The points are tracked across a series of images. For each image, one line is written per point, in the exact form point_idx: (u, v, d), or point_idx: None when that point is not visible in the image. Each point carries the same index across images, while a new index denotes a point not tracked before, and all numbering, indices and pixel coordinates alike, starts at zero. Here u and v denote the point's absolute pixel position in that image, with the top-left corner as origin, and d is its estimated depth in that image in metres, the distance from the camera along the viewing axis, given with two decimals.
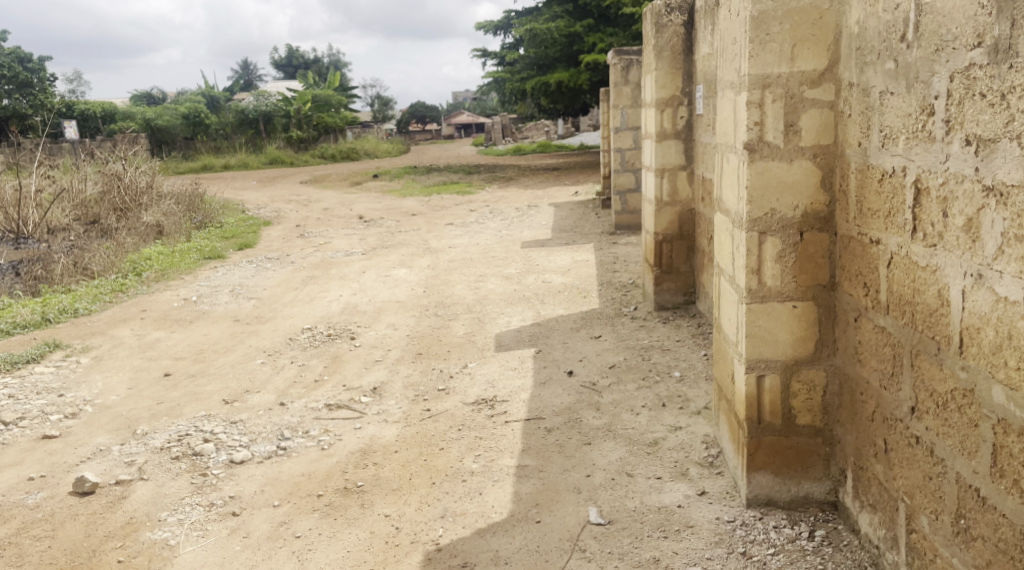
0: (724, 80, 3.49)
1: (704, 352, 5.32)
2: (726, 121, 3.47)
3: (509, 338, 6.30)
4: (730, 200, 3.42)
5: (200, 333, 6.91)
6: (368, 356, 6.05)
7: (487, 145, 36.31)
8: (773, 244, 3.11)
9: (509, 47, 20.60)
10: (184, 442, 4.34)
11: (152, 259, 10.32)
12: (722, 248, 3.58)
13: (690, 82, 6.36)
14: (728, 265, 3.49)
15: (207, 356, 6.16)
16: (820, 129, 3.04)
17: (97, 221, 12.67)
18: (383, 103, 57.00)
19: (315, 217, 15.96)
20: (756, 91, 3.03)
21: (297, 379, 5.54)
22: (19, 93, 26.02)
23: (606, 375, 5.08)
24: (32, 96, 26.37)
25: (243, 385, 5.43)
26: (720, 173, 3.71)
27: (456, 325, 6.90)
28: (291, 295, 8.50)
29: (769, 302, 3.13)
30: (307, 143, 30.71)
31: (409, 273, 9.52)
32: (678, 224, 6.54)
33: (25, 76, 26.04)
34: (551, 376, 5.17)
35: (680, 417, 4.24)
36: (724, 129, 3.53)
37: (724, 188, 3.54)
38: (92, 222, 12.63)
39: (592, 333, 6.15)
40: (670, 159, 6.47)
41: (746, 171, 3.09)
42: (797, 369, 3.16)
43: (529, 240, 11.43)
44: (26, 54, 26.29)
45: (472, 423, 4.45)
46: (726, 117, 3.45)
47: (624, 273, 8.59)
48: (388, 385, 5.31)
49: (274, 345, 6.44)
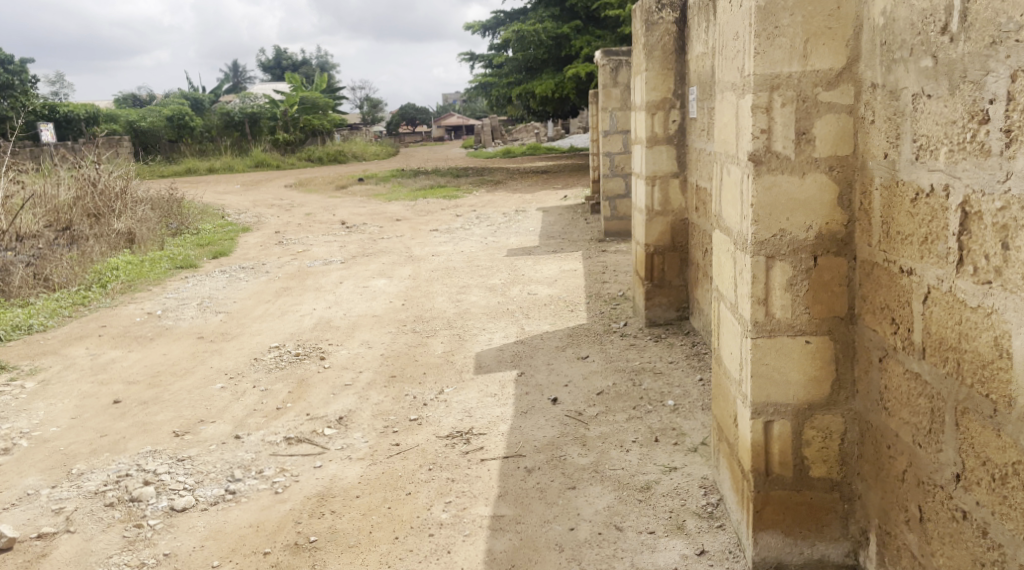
0: (723, 82, 3.07)
1: (699, 377, 4.89)
2: (726, 128, 3.04)
3: (490, 359, 5.86)
4: (731, 218, 2.99)
5: (159, 353, 6.46)
6: (337, 379, 5.61)
7: (477, 148, 35.90)
8: (782, 270, 2.68)
9: (497, 49, 20.20)
10: (121, 486, 3.91)
11: (119, 269, 9.86)
12: (722, 272, 3.15)
13: (682, 84, 5.94)
14: (728, 291, 3.06)
15: (163, 380, 5.72)
16: (837, 138, 2.61)
17: (70, 227, 11.64)
18: (371, 105, 56.65)
19: (296, 222, 15.51)
20: (763, 94, 2.60)
21: (257, 407, 5.10)
22: None
23: (593, 403, 4.63)
24: (11, 97, 26.07)
25: (197, 414, 4.99)
26: (718, 186, 3.28)
27: (434, 343, 6.46)
28: (262, 308, 8.05)
29: (778, 337, 2.71)
30: (292, 146, 30.23)
31: (389, 283, 9.09)
32: (670, 235, 6.12)
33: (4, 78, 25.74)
34: (534, 404, 4.73)
35: (675, 456, 3.81)
36: (724, 137, 3.11)
37: (724, 204, 3.11)
38: (64, 228, 11.55)
39: (579, 353, 5.71)
40: (662, 165, 6.05)
41: (751, 186, 2.66)
42: (810, 414, 2.74)
43: (515, 247, 11.00)
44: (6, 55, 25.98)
45: (444, 461, 4.01)
46: (726, 123, 3.03)
47: (613, 284, 8.18)
48: (356, 413, 4.87)
49: (236, 367, 5.99)
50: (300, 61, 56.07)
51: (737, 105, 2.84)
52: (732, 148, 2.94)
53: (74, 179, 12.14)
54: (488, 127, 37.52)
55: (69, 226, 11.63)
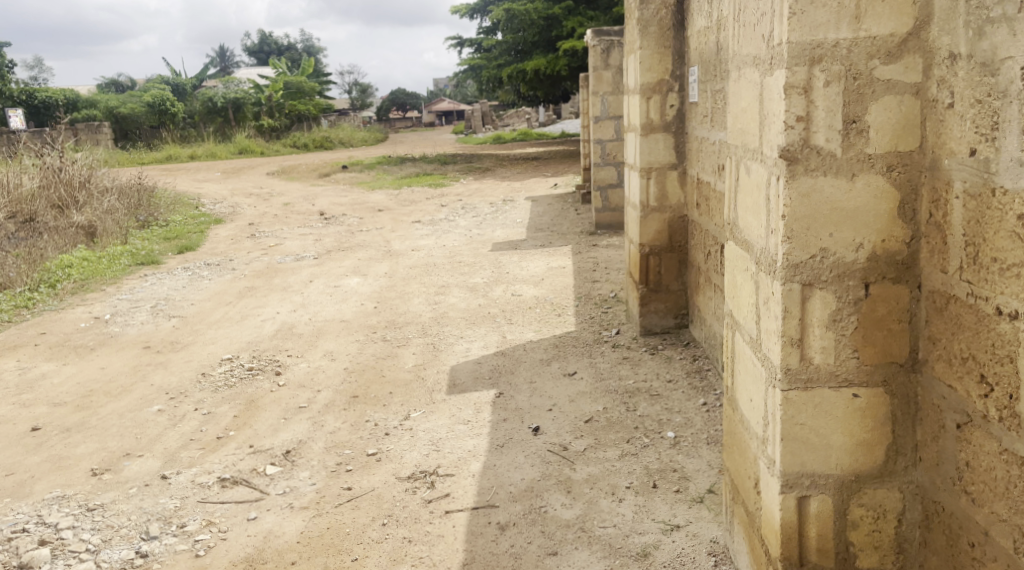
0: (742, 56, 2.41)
1: (702, 400, 4.25)
2: (746, 114, 2.38)
3: (464, 375, 5.20)
4: (752, 230, 2.34)
5: (97, 367, 5.82)
6: (290, 400, 4.95)
7: (467, 134, 35.14)
8: (822, 302, 2.03)
9: (487, 31, 19.46)
10: (10, 547, 3.28)
11: (73, 267, 9.24)
12: (740, 298, 2.49)
13: (681, 63, 5.25)
14: (749, 322, 2.39)
15: (93, 403, 5.08)
16: (898, 128, 1.95)
17: (35, 219, 11.06)
18: (362, 90, 55.79)
19: (273, 213, 14.87)
20: (800, 69, 1.93)
21: (193, 436, 4.46)
22: None
23: (581, 435, 3.98)
24: None
25: (124, 447, 4.35)
26: (734, 187, 2.61)
27: (405, 354, 5.81)
28: (220, 312, 7.39)
29: (818, 389, 2.06)
30: (278, 132, 29.43)
31: (363, 282, 8.43)
32: (669, 234, 5.48)
33: None
34: (512, 436, 4.06)
35: (677, 510, 3.19)
36: (743, 128, 2.45)
37: (743, 212, 2.45)
38: (27, 220, 11.02)
39: (565, 370, 5.04)
40: (658, 156, 5.38)
41: (783, 192, 1.99)
42: (859, 489, 2.10)
43: (501, 240, 10.34)
44: None
45: (402, 513, 3.37)
46: (746, 109, 2.37)
47: (605, 283, 7.53)
48: (306, 445, 4.21)
49: (179, 385, 5.34)
50: (288, 45, 55.15)
51: (761, 84, 2.19)
52: (755, 141, 2.28)
53: (39, 168, 11.56)
54: (479, 113, 36.74)
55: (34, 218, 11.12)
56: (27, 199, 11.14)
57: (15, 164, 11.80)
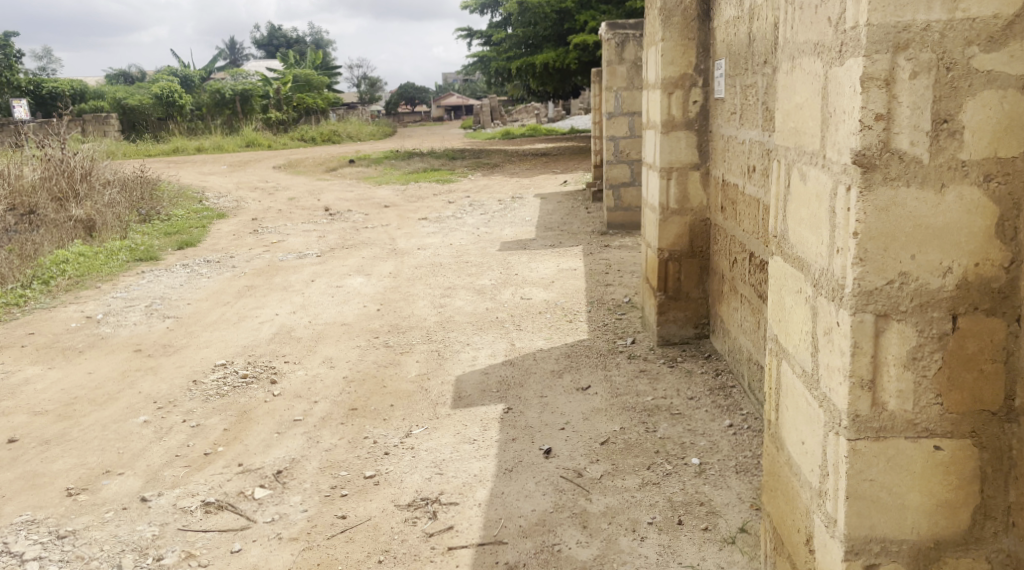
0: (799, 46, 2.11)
1: (728, 421, 3.92)
2: (802, 113, 2.11)
3: (470, 387, 4.86)
4: (809, 247, 2.06)
5: (83, 372, 5.52)
6: (285, 412, 4.63)
7: (476, 128, 34.74)
8: (900, 337, 1.87)
9: (497, 25, 19.12)
10: None
11: (68, 263, 8.95)
12: (788, 323, 2.20)
13: (706, 57, 4.90)
14: (801, 353, 2.11)
15: (76, 412, 4.79)
16: (998, 132, 1.81)
17: (34, 212, 10.81)
18: (370, 84, 55.43)
19: (276, 208, 14.53)
20: (885, 57, 1.79)
21: (178, 452, 4.14)
22: None
23: (596, 460, 3.65)
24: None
25: (104, 463, 4.05)
26: (782, 194, 2.31)
27: (407, 361, 5.48)
28: (217, 313, 7.08)
29: (892, 440, 1.90)
30: (285, 125, 29.09)
31: (365, 283, 8.10)
32: (689, 237, 5.13)
33: None
34: (522, 459, 3.73)
35: (706, 552, 2.89)
36: (796, 127, 2.16)
37: (794, 224, 2.15)
38: (28, 212, 10.80)
39: (578, 383, 4.70)
40: (680, 155, 5.03)
41: (858, 213, 1.85)
42: (938, 554, 1.95)
43: (510, 240, 10.02)
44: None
45: (401, 548, 3.06)
46: (804, 108, 2.09)
47: (618, 287, 7.21)
48: (299, 465, 3.89)
49: (169, 393, 5.04)
50: (295, 38, 54.78)
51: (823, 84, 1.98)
52: (814, 143, 2.04)
53: (40, 160, 11.29)
54: (488, 108, 36.28)
55: (35, 210, 10.90)
56: (24, 191, 10.83)
57: (15, 156, 11.52)
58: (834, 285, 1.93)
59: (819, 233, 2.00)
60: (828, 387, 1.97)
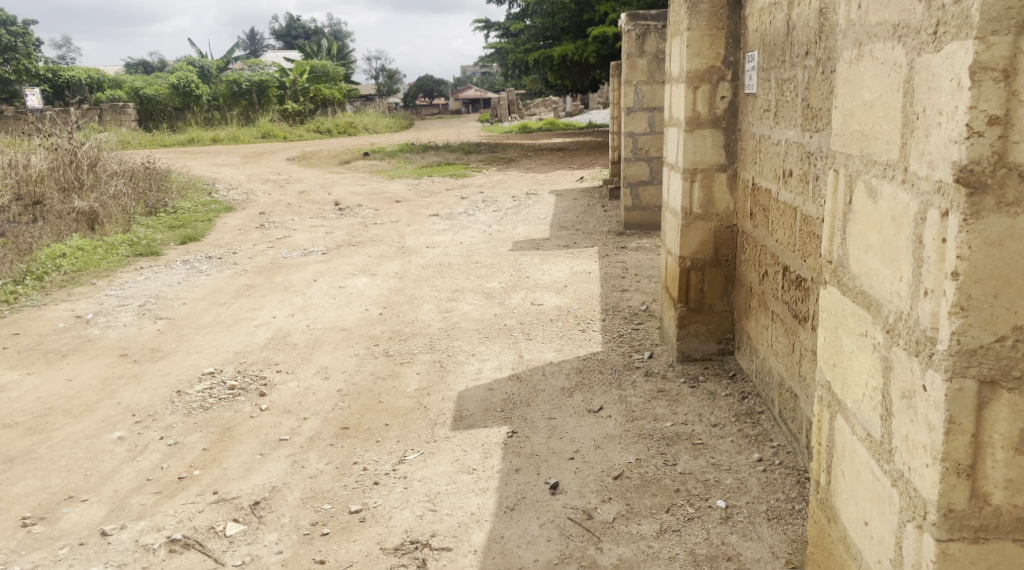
0: (890, 23, 1.76)
1: (757, 455, 3.51)
2: (882, 115, 1.80)
3: (472, 406, 4.46)
4: (887, 282, 1.78)
5: (62, 379, 5.18)
6: (271, 431, 4.26)
7: (493, 122, 34.30)
8: (1011, 411, 1.59)
9: (515, 17, 18.68)
10: None
11: (66, 258, 8.66)
12: (858, 372, 1.90)
13: (736, 48, 4.48)
14: (880, 419, 1.82)
15: (49, 425, 4.45)
16: None
17: (40, 203, 10.57)
18: (389, 76, 55.23)
19: (286, 202, 14.20)
20: (1006, 36, 1.48)
21: (150, 475, 3.78)
22: None
23: (609, 498, 3.25)
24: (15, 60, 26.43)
25: (68, 486, 3.71)
26: (847, 215, 1.97)
27: (407, 374, 5.11)
28: (212, 315, 6.74)
29: (995, 544, 1.65)
30: (302, 117, 28.75)
31: (370, 284, 7.74)
32: (714, 244, 4.71)
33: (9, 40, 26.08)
34: (525, 496, 3.34)
35: None
36: (873, 131, 1.83)
37: (867, 252, 1.87)
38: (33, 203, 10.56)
39: (590, 405, 4.29)
40: (705, 155, 4.61)
41: (965, 252, 1.56)
42: None
43: (522, 239, 9.63)
44: (10, 16, 26.29)
45: None
46: (880, 109, 1.80)
47: (635, 293, 6.80)
48: (278, 495, 3.52)
49: (150, 405, 4.69)
50: (314, 30, 54.57)
51: (905, 83, 1.71)
52: (903, 152, 1.73)
53: (48, 149, 10.81)
54: (506, 101, 35.83)
55: (39, 201, 10.65)
56: (32, 180, 10.49)
57: (23, 144, 11.17)
58: (917, 333, 1.68)
59: (896, 270, 1.75)
60: (909, 467, 1.72)
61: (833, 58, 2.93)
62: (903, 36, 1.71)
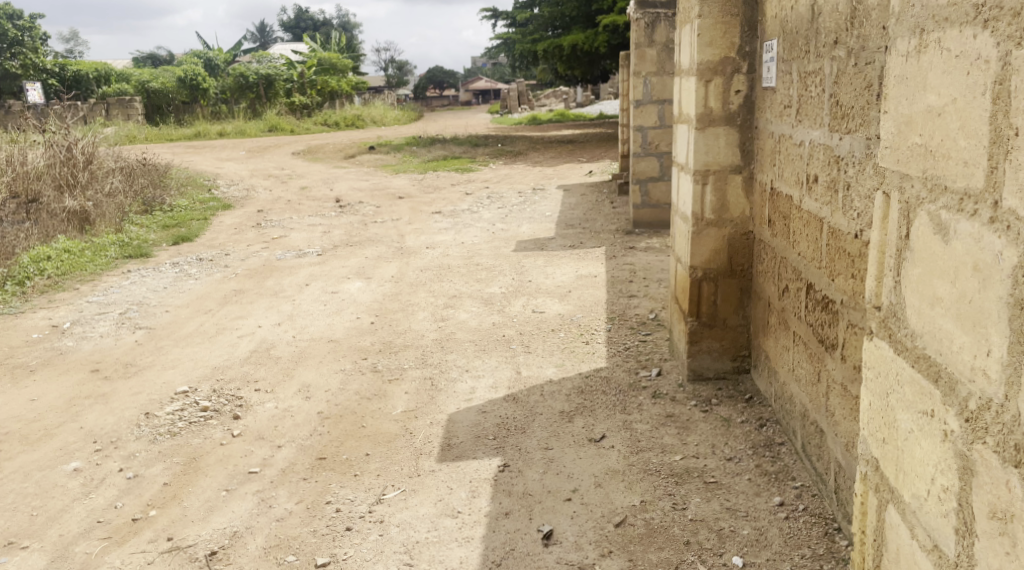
0: (969, 3, 1.37)
1: (778, 497, 3.13)
2: (959, 127, 1.41)
3: (462, 433, 4.07)
4: (970, 362, 1.40)
5: (25, 400, 4.82)
6: (241, 462, 3.88)
7: (502, 114, 33.85)
8: None
9: (523, 6, 18.27)
10: None
11: (53, 260, 8.34)
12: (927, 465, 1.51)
13: (752, 36, 4.07)
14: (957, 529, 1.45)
15: (2, 454, 4.09)
16: None
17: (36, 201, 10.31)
18: (399, 68, 54.93)
19: (287, 199, 13.85)
20: None
21: (100, 517, 3.41)
22: (10, 51, 26.02)
23: (609, 552, 2.88)
24: (23, 55, 26.34)
25: (9, 531, 3.36)
26: (907, 255, 1.58)
27: (395, 393, 4.72)
28: (195, 324, 6.37)
29: None
30: (310, 109, 28.42)
31: (364, 288, 7.37)
32: (727, 253, 4.30)
33: (16, 34, 25.99)
34: (514, 547, 2.97)
35: None
36: (948, 151, 1.43)
37: (937, 313, 1.48)
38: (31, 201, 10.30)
39: (591, 433, 3.89)
40: (718, 155, 4.20)
41: None
42: None
43: (526, 238, 9.23)
44: (15, 10, 26.14)
45: None
46: (955, 118, 1.41)
47: (643, 299, 6.39)
48: (240, 542, 3.16)
49: (114, 430, 4.32)
50: (323, 22, 54.28)
51: (995, 86, 1.32)
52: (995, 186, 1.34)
53: (44, 146, 10.52)
54: (515, 92, 35.40)
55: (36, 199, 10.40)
56: (27, 177, 10.15)
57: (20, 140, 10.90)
58: (1016, 435, 1.30)
59: (980, 344, 1.37)
60: None
61: (867, 47, 2.52)
62: (992, 22, 1.32)
